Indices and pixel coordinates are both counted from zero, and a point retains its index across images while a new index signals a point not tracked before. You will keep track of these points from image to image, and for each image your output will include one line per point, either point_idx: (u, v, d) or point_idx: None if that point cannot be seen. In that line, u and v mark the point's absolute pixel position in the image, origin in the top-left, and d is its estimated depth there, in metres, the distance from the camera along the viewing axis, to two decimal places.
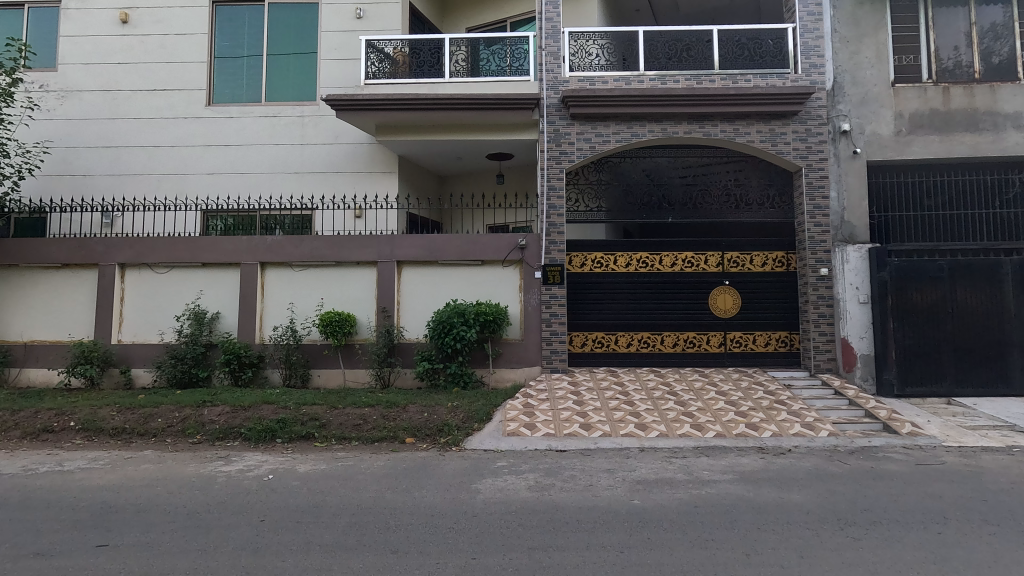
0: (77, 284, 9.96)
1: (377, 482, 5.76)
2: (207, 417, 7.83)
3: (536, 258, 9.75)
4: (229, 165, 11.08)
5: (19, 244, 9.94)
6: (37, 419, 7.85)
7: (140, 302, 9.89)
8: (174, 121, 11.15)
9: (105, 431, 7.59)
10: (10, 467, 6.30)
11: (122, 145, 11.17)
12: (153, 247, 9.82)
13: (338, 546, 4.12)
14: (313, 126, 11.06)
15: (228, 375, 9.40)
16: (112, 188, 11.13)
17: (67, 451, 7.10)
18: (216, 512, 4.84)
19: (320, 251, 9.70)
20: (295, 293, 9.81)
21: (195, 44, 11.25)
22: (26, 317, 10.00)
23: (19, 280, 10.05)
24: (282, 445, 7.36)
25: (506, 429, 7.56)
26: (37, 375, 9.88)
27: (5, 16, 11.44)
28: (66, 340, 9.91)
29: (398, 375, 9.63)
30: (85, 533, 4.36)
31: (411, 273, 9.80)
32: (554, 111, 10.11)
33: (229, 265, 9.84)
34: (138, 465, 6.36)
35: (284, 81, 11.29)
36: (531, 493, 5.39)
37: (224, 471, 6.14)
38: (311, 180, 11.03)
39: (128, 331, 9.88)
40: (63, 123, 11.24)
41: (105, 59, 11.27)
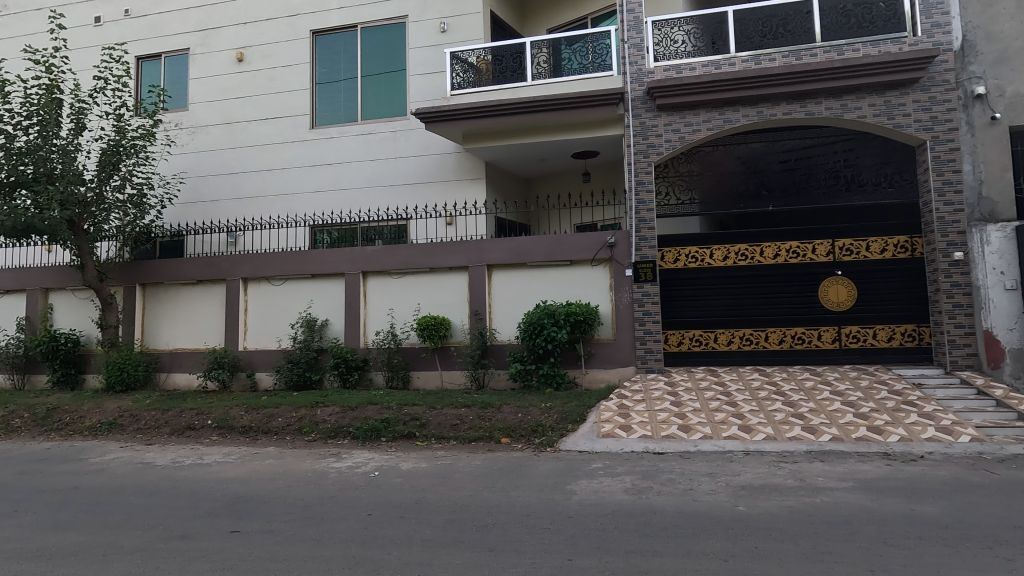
0: (210, 297, 11.23)
1: (472, 481, 5.92)
2: (321, 416, 8.49)
3: (625, 255, 9.52)
4: (332, 183, 11.94)
5: (165, 265, 11.39)
6: (182, 417, 8.95)
7: (261, 312, 10.94)
8: (283, 145, 12.23)
9: (236, 429, 8.49)
10: (162, 460, 7.23)
11: (241, 171, 12.43)
12: (270, 262, 10.81)
13: (438, 541, 4.28)
14: (405, 140, 11.62)
15: (338, 377, 10.13)
16: (235, 211, 12.42)
17: (207, 446, 8.03)
18: (329, 505, 5.22)
19: (415, 258, 10.16)
20: (394, 299, 10.35)
21: (299, 73, 12.27)
22: (171, 328, 11.43)
23: (165, 296, 11.51)
24: (386, 443, 7.81)
25: (599, 431, 7.44)
26: (181, 379, 11.26)
27: (147, 67, 13.19)
28: (202, 348, 11.20)
29: (492, 377, 9.84)
30: (221, 519, 4.88)
31: (501, 276, 9.96)
32: (640, 103, 9.83)
33: (335, 275, 10.59)
34: (263, 460, 7.03)
35: (378, 100, 11.98)
36: (626, 496, 5.26)
37: (335, 467, 6.62)
38: (404, 191, 11.59)
39: (253, 338, 10.96)
40: (194, 156, 12.73)
41: (225, 94, 12.62)
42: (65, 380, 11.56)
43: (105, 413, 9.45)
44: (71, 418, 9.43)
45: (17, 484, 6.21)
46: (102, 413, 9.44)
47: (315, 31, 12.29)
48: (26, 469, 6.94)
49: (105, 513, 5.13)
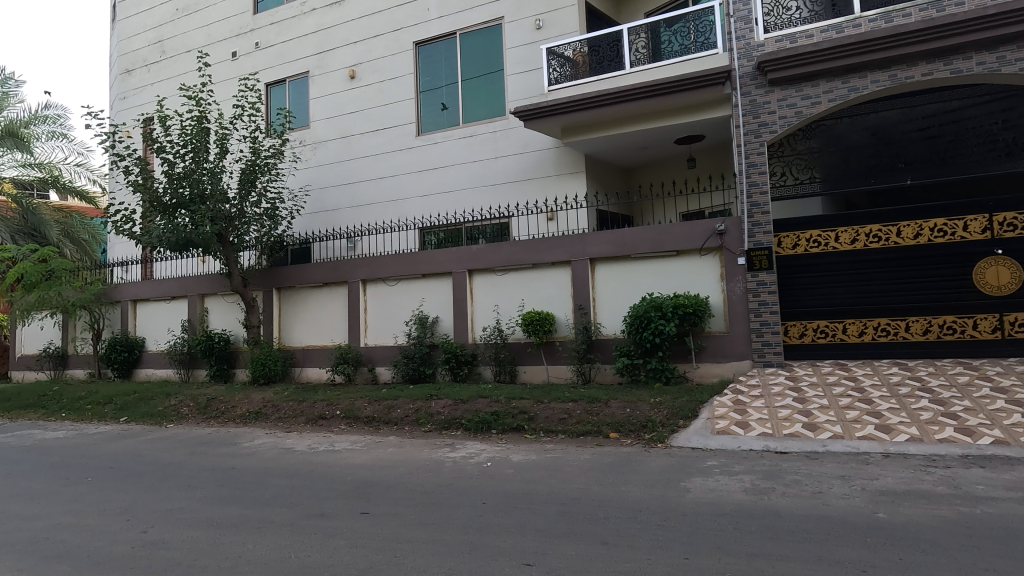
0: (334, 298, 12.27)
1: (581, 475, 5.93)
2: (435, 408, 8.96)
3: (737, 242, 8.99)
4: (437, 186, 12.49)
5: (296, 270, 12.62)
6: (315, 408, 9.88)
7: (378, 310, 11.74)
8: (393, 153, 13.00)
9: (361, 419, 9.22)
10: (300, 446, 8.05)
11: (356, 180, 13.41)
12: (384, 264, 11.56)
13: (551, 531, 4.34)
14: (505, 139, 11.85)
15: (449, 371, 10.61)
16: (353, 218, 13.42)
17: (337, 433, 8.81)
18: (447, 493, 5.50)
19: (518, 255, 10.35)
20: (499, 296, 10.62)
21: (404, 84, 12.97)
22: (303, 326, 12.64)
23: (297, 298, 12.75)
24: (497, 435, 8.07)
25: (713, 427, 7.09)
26: (313, 373, 12.41)
27: (274, 92, 14.63)
28: (330, 344, 12.27)
29: (598, 371, 9.77)
30: (353, 501, 5.34)
31: (605, 270, 9.85)
32: (749, 80, 9.23)
33: (443, 274, 11.09)
34: (386, 449, 7.57)
35: (478, 102, 12.32)
36: (744, 496, 4.99)
37: (450, 457, 6.96)
38: (506, 190, 11.83)
39: (372, 335, 11.81)
40: (316, 169, 13.93)
41: (340, 111, 13.67)
42: (220, 373, 13.21)
43: (252, 403, 10.68)
44: (226, 407, 10.77)
45: (189, 463, 7.24)
46: (250, 403, 10.70)
47: (417, 42, 12.92)
48: (194, 450, 8.07)
49: (257, 491, 5.82)
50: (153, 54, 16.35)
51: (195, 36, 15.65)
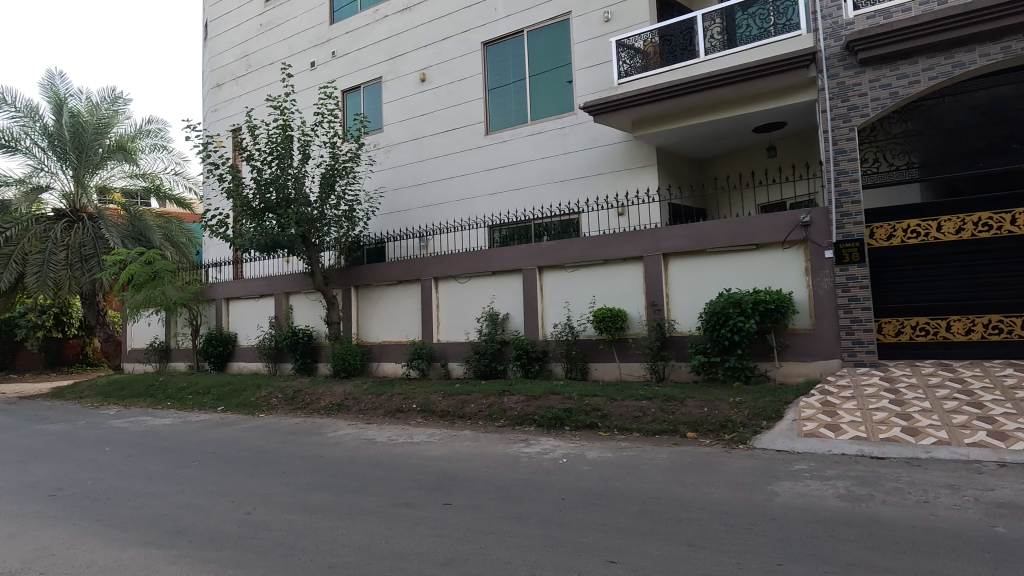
0: (408, 296, 12.69)
1: (661, 474, 5.82)
2: (508, 404, 9.09)
3: (824, 234, 8.49)
4: (507, 184, 12.61)
5: (372, 269, 13.15)
6: (392, 401, 10.29)
7: (450, 307, 12.03)
8: (462, 153, 13.26)
9: (436, 412, 9.51)
10: (381, 437, 8.41)
11: (427, 181, 13.77)
12: (456, 262, 11.81)
13: (633, 530, 4.31)
14: (574, 135, 11.79)
15: (520, 367, 10.69)
16: (425, 217, 13.80)
17: (415, 426, 9.13)
18: (524, 487, 5.57)
19: (588, 251, 10.28)
20: (570, 292, 10.59)
21: (473, 84, 13.18)
22: (379, 323, 13.16)
23: (374, 295, 13.29)
24: (570, 431, 8.07)
25: (800, 430, 6.75)
26: (389, 367, 12.90)
27: (350, 98, 15.28)
28: (404, 340, 12.70)
29: (672, 369, 9.55)
30: (435, 492, 5.52)
31: (679, 265, 9.60)
32: (836, 61, 8.70)
33: (514, 272, 11.20)
34: (462, 442, 7.76)
35: (546, 98, 12.32)
36: (839, 503, 4.73)
37: (525, 452, 7.04)
38: (575, 186, 11.76)
39: (445, 332, 12.11)
40: (389, 171, 14.44)
41: (412, 113, 14.08)
42: (304, 367, 14.01)
43: (335, 395, 11.26)
44: (311, 399, 11.42)
45: (282, 450, 7.75)
46: (332, 395, 11.28)
47: (485, 42, 13.08)
48: (285, 438, 8.63)
49: (345, 479, 6.14)
50: (241, 68, 17.51)
51: (278, 49, 16.62)
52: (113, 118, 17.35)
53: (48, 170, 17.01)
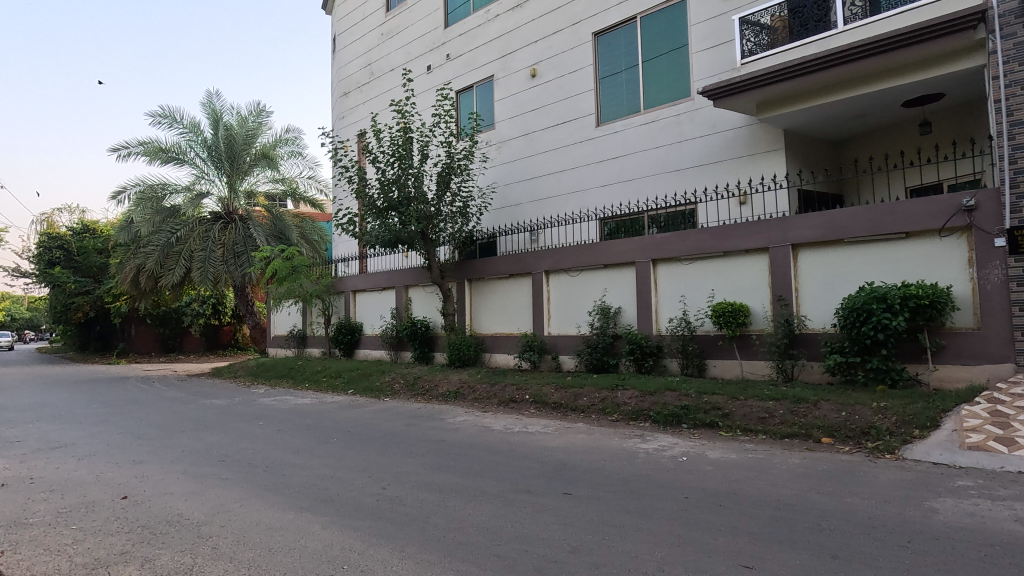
0: (519, 289, 12.95)
1: (794, 480, 5.44)
2: (622, 398, 8.98)
3: (994, 220, 7.39)
4: (618, 175, 12.39)
5: (485, 263, 13.58)
6: (506, 391, 10.58)
7: (561, 300, 12.09)
8: (573, 146, 13.22)
9: (549, 404, 9.64)
10: (497, 425, 8.70)
11: (538, 175, 13.92)
12: (567, 255, 11.85)
13: (767, 537, 4.07)
14: (690, 122, 11.29)
15: (633, 362, 10.49)
16: (535, 211, 13.96)
17: (528, 416, 9.32)
18: (645, 483, 5.48)
19: (707, 243, 9.82)
20: (686, 286, 10.20)
21: (584, 76, 13.08)
22: (492, 315, 13.57)
23: (486, 288, 13.72)
24: (688, 429, 7.80)
25: (962, 442, 5.97)
26: (501, 359, 13.26)
27: (464, 98, 15.83)
28: (516, 332, 12.99)
29: (802, 369, 8.85)
30: (554, 481, 5.61)
31: (810, 257, 8.85)
32: (1013, 17, 7.57)
33: (627, 265, 11.00)
34: (576, 434, 7.80)
35: (660, 85, 11.91)
36: (1019, 527, 4.12)
37: (642, 448, 6.93)
38: (691, 175, 11.28)
39: (556, 324, 12.20)
40: (501, 168, 14.80)
41: (523, 109, 14.29)
42: (422, 356, 14.81)
43: (451, 383, 11.81)
44: (430, 386, 12.08)
45: (408, 432, 8.30)
46: (449, 383, 11.85)
47: (596, 32, 12.92)
48: (409, 422, 9.23)
49: (467, 463, 6.44)
50: (365, 76, 18.81)
51: (397, 56, 17.64)
52: (257, 129, 19.53)
53: (207, 178, 19.46)
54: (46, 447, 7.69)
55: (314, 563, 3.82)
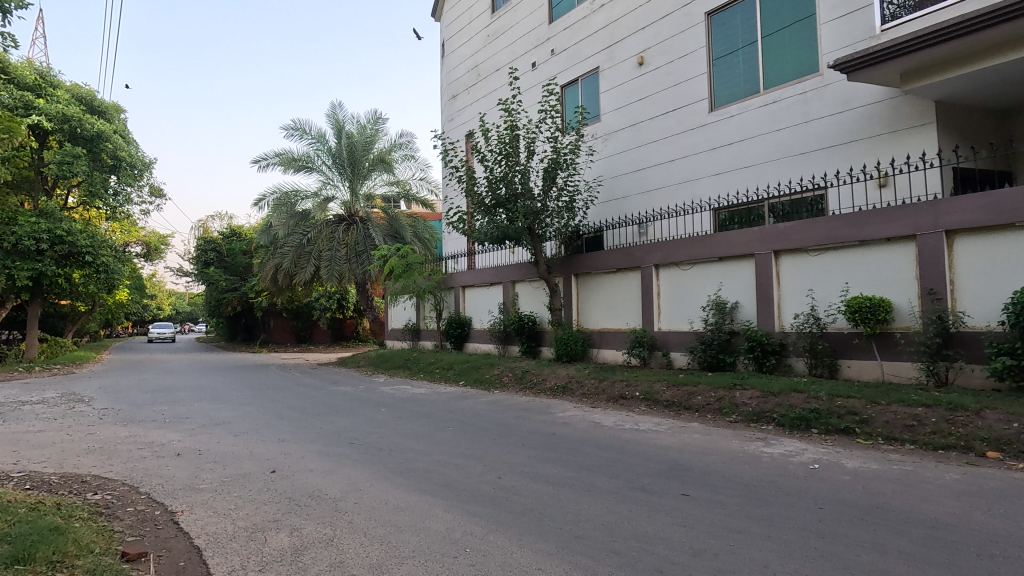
0: (628, 284, 12.68)
1: (952, 497, 4.81)
2: (741, 399, 8.48)
3: None
4: (735, 162, 11.65)
5: (592, 258, 13.46)
6: (615, 387, 10.42)
7: (672, 295, 11.66)
8: (684, 134, 12.65)
9: (661, 402, 9.35)
10: (607, 421, 8.60)
11: (646, 166, 13.49)
12: (679, 247, 11.39)
13: (923, 558, 3.63)
14: (818, 100, 10.34)
15: (753, 361, 9.85)
16: (643, 203, 13.57)
17: (639, 413, 9.11)
18: (771, 489, 5.13)
19: (839, 231, 8.95)
20: (814, 279, 9.38)
21: (696, 59, 12.45)
22: (599, 310, 13.43)
23: (593, 283, 13.60)
24: (819, 435, 7.19)
25: None
26: (609, 354, 13.08)
27: (569, 92, 15.75)
28: (624, 327, 12.75)
29: (959, 372, 7.77)
30: (670, 481, 5.42)
31: (968, 244, 7.75)
32: None
33: (745, 257, 10.34)
34: (691, 434, 7.50)
35: (783, 62, 11.04)
36: None
37: (766, 452, 6.49)
38: (820, 158, 10.32)
39: (667, 320, 11.78)
40: (607, 160, 14.55)
41: (630, 99, 13.92)
42: (529, 350, 15.02)
43: (559, 377, 11.87)
44: (538, 380, 12.23)
45: (518, 425, 8.46)
46: (557, 377, 11.91)
47: (710, 12, 12.25)
48: (520, 414, 9.41)
49: (579, 457, 6.44)
50: (472, 78, 19.39)
51: (503, 55, 17.97)
52: (375, 135, 20.93)
53: (332, 184, 21.04)
54: (209, 423, 8.85)
55: (439, 544, 4.02)
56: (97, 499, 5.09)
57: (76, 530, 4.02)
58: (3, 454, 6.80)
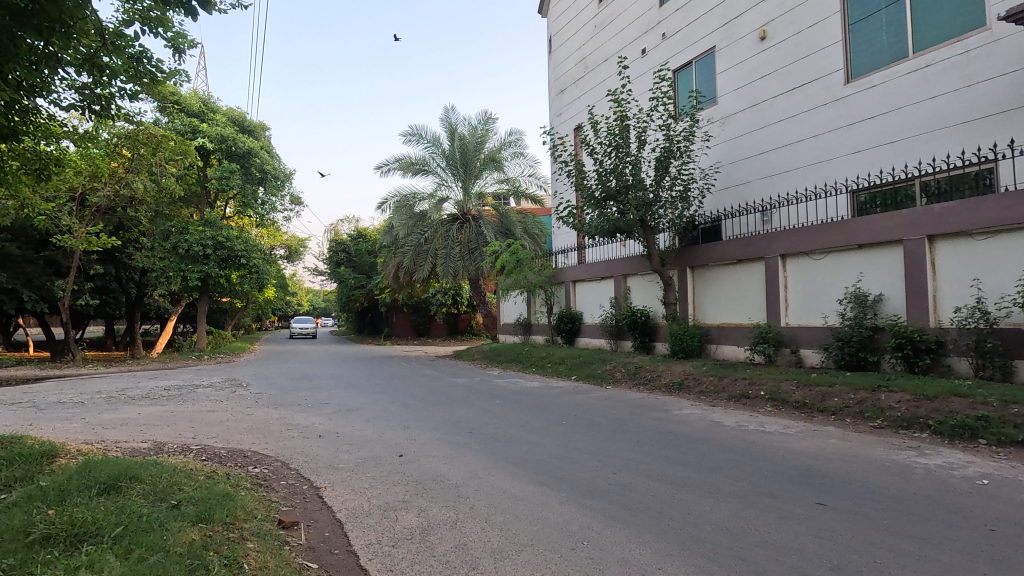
0: (750, 276, 11.90)
1: None
2: (887, 402, 7.61)
3: None
4: (877, 138, 10.43)
5: (710, 249, 12.78)
6: (737, 386, 9.84)
7: (802, 287, 10.73)
8: (815, 110, 11.55)
9: (790, 403, 8.68)
10: (729, 421, 8.16)
11: (770, 148, 12.52)
12: (810, 235, 10.46)
13: None
14: (984, 59, 8.93)
15: (901, 360, 8.78)
16: (766, 189, 12.62)
17: (765, 414, 8.53)
18: (927, 505, 4.56)
19: (1013, 211, 7.69)
20: (980, 266, 8.15)
21: (829, 27, 11.31)
22: (718, 305, 12.75)
23: (711, 275, 12.94)
24: (988, 446, 6.25)
25: None
26: (729, 351, 12.36)
27: (682, 76, 15.06)
28: (747, 323, 11.98)
29: None
30: (803, 489, 5.03)
31: None
32: None
33: (890, 243, 9.24)
34: (827, 439, 6.87)
35: (938, 19, 9.68)
36: None
37: (919, 463, 5.77)
38: (986, 126, 8.91)
39: (795, 314, 10.87)
40: (726, 145, 13.72)
41: (751, 77, 13.00)
42: (642, 346, 14.63)
43: (675, 374, 11.46)
44: (652, 376, 11.90)
45: (633, 421, 8.31)
46: (672, 374, 11.50)
47: None
48: (634, 410, 9.23)
49: (699, 457, 6.18)
50: (580, 71, 19.23)
51: (611, 44, 17.62)
52: (485, 135, 21.57)
53: (447, 185, 22.02)
54: (344, 409, 9.73)
55: (556, 535, 4.07)
56: (257, 471, 5.82)
57: (242, 497, 4.63)
58: (184, 429, 8.00)
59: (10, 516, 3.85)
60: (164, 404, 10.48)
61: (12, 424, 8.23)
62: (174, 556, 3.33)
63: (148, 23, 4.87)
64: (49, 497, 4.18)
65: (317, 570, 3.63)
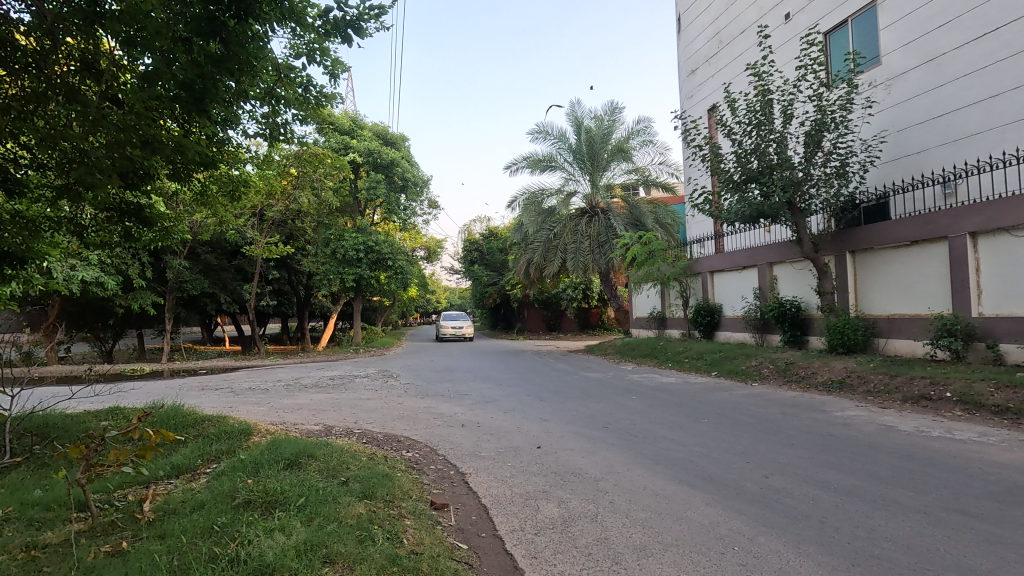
0: (928, 259, 10.32)
1: None
2: None
3: None
4: None
5: (875, 231, 11.27)
6: (915, 386, 8.59)
7: (999, 270, 9.06)
8: (1014, 58, 9.65)
9: (987, 408, 7.38)
10: (905, 426, 7.14)
11: (953, 109, 10.71)
12: (1008, 208, 8.78)
13: None
14: None
15: None
16: (948, 157, 10.81)
17: (952, 419, 7.34)
18: None
19: None
20: None
21: None
22: (887, 293, 11.24)
23: (877, 260, 11.44)
24: None
25: None
26: (903, 346, 10.82)
27: (837, 37, 13.43)
28: (925, 313, 10.41)
29: None
30: (1008, 508, 4.24)
31: None
32: None
33: None
34: None
35: None
36: None
37: None
38: None
39: (991, 303, 9.22)
40: (893, 110, 12.00)
41: (924, 29, 11.22)
42: (793, 340, 13.36)
43: (834, 371, 10.30)
44: (807, 373, 10.83)
45: (785, 422, 7.63)
46: (831, 371, 10.36)
47: None
48: (785, 410, 8.47)
49: (869, 465, 5.50)
50: (713, 47, 18.06)
51: (749, 14, 16.30)
52: (612, 126, 21.21)
53: (574, 179, 21.97)
54: (483, 401, 10.19)
55: (704, 537, 3.90)
56: (410, 456, 6.34)
57: (399, 478, 5.07)
58: (348, 415, 8.95)
59: (221, 482, 4.60)
60: (330, 392, 11.83)
61: (218, 406, 9.86)
62: (347, 527, 3.74)
63: (311, 55, 5.50)
64: (248, 469, 4.93)
65: (467, 550, 3.85)
